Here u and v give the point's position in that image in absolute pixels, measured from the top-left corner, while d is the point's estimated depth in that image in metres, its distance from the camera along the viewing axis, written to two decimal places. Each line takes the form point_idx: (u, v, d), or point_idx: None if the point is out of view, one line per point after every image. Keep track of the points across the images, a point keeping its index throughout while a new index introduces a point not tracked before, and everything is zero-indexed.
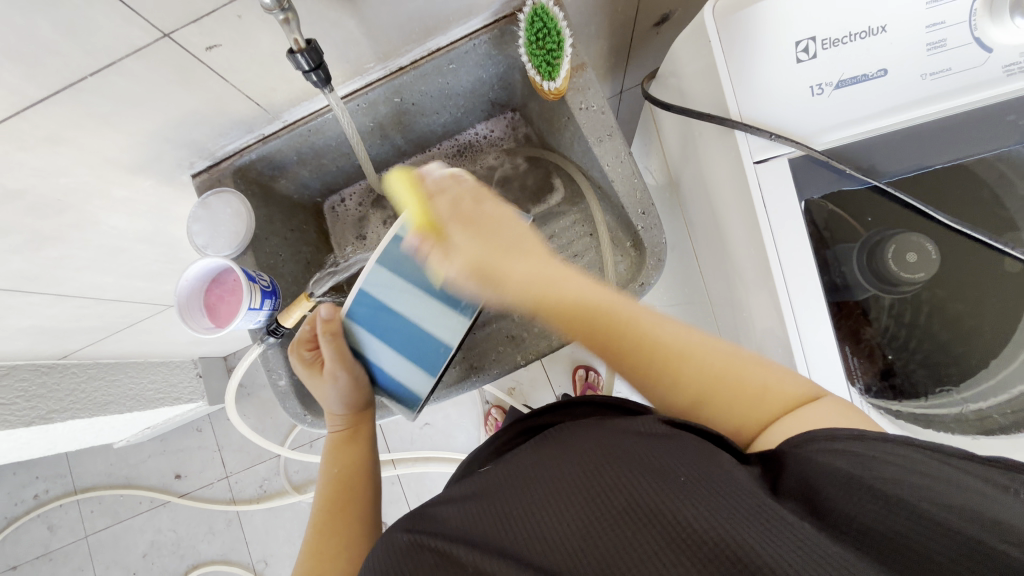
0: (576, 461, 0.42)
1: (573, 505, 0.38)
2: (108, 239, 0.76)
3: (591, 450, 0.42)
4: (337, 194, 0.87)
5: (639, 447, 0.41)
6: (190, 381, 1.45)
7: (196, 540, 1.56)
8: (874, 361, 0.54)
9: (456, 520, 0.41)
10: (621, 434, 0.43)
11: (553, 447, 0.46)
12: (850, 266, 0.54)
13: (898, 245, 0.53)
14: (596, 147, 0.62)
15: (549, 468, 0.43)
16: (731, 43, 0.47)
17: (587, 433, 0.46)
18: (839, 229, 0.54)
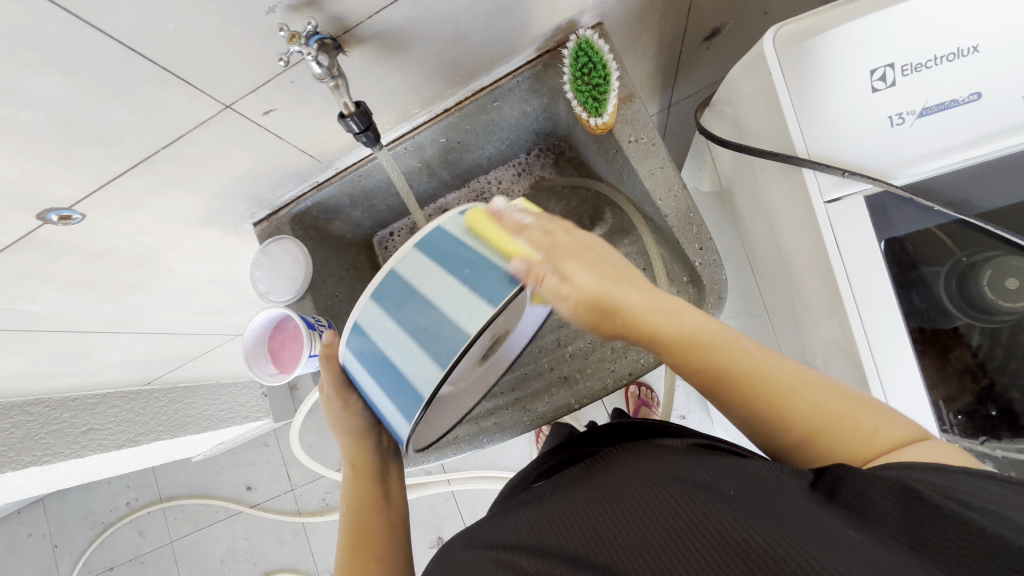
0: (620, 476, 0.41)
1: (620, 513, 0.36)
2: (182, 284, 0.81)
3: (631, 468, 0.41)
4: (386, 229, 0.87)
5: (684, 464, 0.40)
6: (256, 400, 1.54)
7: (267, 549, 1.65)
8: (963, 398, 0.45)
9: (507, 530, 0.41)
10: (667, 453, 0.42)
11: (597, 467, 0.45)
12: (938, 292, 0.46)
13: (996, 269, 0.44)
14: (648, 180, 0.60)
15: (590, 486, 0.41)
16: (794, 76, 0.44)
17: (629, 453, 0.45)
18: (928, 248, 0.45)
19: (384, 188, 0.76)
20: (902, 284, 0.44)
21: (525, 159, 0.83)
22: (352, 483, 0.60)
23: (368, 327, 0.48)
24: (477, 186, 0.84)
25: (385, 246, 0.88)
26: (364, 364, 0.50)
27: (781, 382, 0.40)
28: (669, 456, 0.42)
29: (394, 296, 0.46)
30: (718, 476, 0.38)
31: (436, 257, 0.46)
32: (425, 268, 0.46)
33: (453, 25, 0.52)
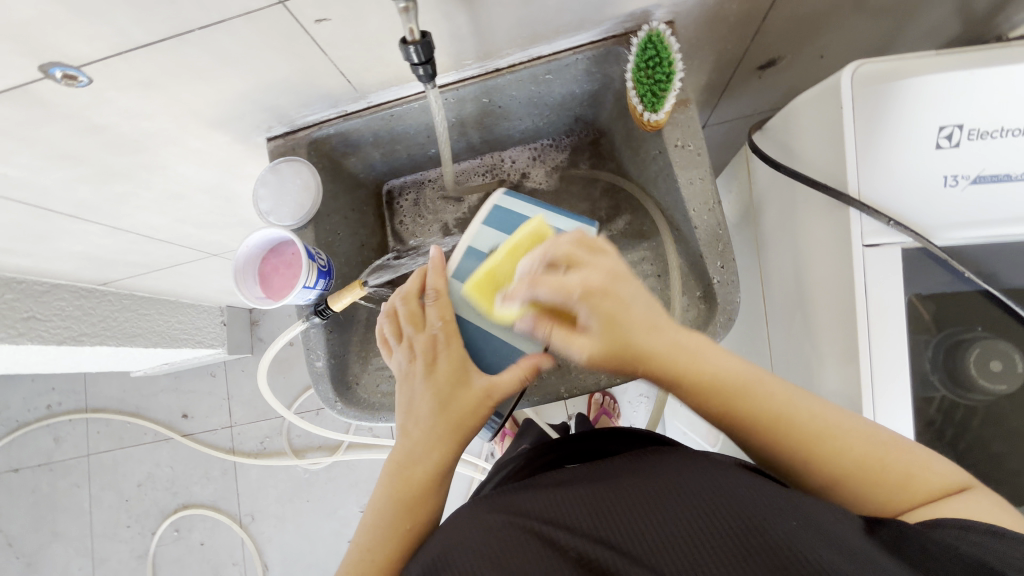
0: (666, 476, 0.42)
1: (667, 511, 0.38)
2: (173, 185, 0.76)
3: (673, 490, 0.40)
4: (399, 179, 0.84)
5: (732, 475, 0.41)
6: (214, 328, 1.47)
7: (191, 482, 1.59)
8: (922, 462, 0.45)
9: (550, 507, 0.41)
10: (711, 473, 0.42)
11: (642, 462, 0.46)
12: (923, 359, 0.45)
13: (980, 351, 0.45)
14: (685, 188, 0.59)
15: (626, 495, 0.41)
16: (865, 115, 0.44)
17: (681, 456, 0.45)
18: (924, 312, 0.45)
19: (412, 135, 0.73)
20: (920, 342, 0.45)
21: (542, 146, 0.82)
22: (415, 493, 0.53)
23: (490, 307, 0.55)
24: (494, 159, 0.83)
25: (393, 198, 0.85)
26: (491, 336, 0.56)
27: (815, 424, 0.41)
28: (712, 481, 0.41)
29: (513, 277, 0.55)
30: (761, 513, 0.36)
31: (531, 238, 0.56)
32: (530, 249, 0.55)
33: None
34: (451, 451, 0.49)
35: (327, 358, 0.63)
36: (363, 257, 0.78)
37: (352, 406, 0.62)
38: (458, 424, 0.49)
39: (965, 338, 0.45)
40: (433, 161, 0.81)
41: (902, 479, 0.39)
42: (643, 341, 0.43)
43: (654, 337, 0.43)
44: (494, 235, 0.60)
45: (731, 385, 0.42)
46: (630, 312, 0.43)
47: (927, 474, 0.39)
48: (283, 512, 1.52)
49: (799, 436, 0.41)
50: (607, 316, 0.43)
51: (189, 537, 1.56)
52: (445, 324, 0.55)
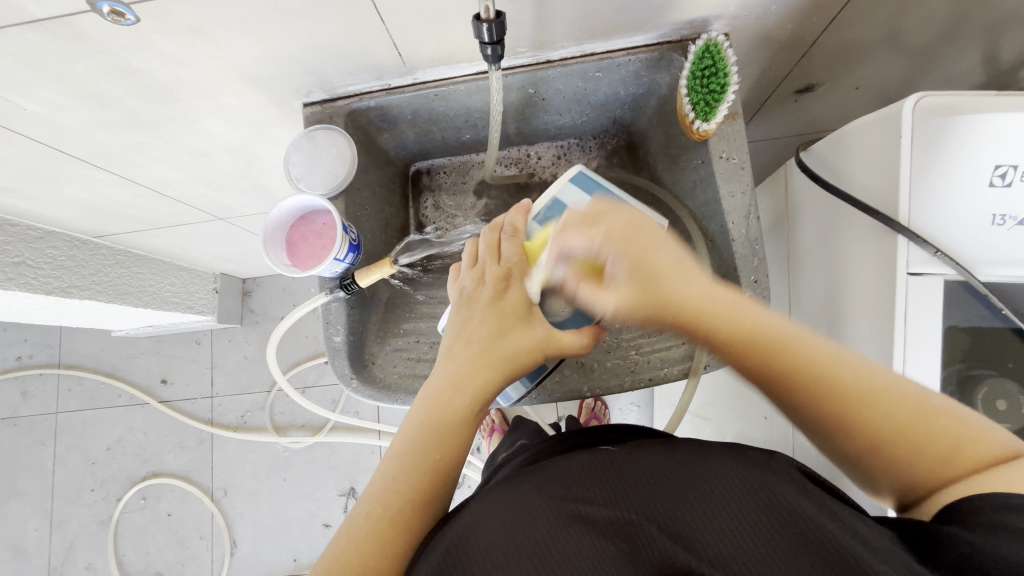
0: (702, 458, 0.44)
1: (705, 496, 0.40)
2: (196, 140, 0.73)
3: (732, 483, 0.41)
4: (428, 161, 0.82)
5: (765, 461, 0.44)
6: (205, 294, 1.42)
7: (163, 450, 1.54)
8: None
9: (582, 496, 0.43)
10: (767, 465, 0.43)
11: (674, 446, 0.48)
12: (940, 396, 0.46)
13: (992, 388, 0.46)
14: (726, 200, 0.59)
15: (685, 488, 0.41)
16: (924, 146, 0.44)
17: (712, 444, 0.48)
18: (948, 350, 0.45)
19: (450, 118, 0.72)
20: (952, 373, 0.46)
21: (575, 144, 0.81)
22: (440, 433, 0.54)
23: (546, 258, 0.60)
24: (523, 153, 0.82)
25: (419, 179, 0.83)
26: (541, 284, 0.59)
27: (857, 386, 0.41)
28: (768, 474, 0.42)
29: None
30: (821, 517, 0.37)
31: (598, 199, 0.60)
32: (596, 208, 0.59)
33: None
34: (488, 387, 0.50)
35: (346, 333, 0.62)
36: (386, 235, 0.76)
37: (368, 385, 0.61)
38: (501, 361, 0.52)
39: (982, 372, 0.46)
40: (466, 146, 0.80)
41: (946, 446, 0.39)
42: (676, 286, 0.45)
43: (688, 287, 0.45)
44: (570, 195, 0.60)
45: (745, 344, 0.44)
46: (657, 257, 0.46)
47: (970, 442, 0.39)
48: (257, 489, 1.48)
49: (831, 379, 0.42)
50: (642, 268, 0.46)
51: (156, 506, 1.51)
52: (518, 261, 0.57)
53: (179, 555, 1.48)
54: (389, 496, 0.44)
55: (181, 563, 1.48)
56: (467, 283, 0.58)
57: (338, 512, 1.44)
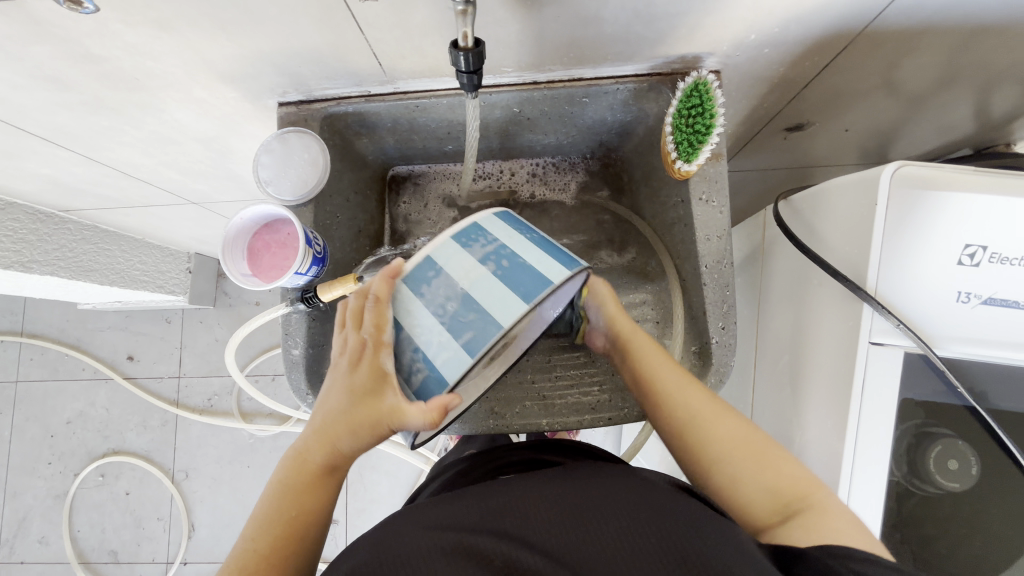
0: (596, 486, 0.42)
1: (594, 521, 0.37)
2: (165, 128, 0.70)
3: (627, 508, 0.39)
4: (408, 166, 0.80)
5: (663, 495, 0.41)
6: (177, 274, 1.39)
7: (125, 428, 1.51)
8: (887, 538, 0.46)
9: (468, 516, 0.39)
10: (658, 494, 0.41)
11: (573, 473, 0.45)
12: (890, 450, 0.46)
13: (942, 448, 0.46)
14: (702, 243, 0.58)
15: (579, 506, 0.39)
16: (898, 215, 0.44)
17: (611, 471, 0.45)
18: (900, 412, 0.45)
19: (432, 129, 0.69)
20: (903, 444, 0.46)
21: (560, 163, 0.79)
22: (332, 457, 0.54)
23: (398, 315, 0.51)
24: (508, 167, 0.80)
25: (397, 185, 0.81)
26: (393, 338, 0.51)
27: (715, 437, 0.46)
28: (667, 506, 0.39)
29: (422, 279, 0.50)
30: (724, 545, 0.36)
31: (461, 240, 0.51)
32: (452, 249, 0.50)
33: (595, 7, 0.48)
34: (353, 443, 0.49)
35: (305, 347, 0.60)
36: (358, 243, 0.74)
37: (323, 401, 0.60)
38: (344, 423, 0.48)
39: (938, 430, 0.46)
40: (448, 156, 0.77)
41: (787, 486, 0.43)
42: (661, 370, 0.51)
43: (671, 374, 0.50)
44: (454, 247, 0.51)
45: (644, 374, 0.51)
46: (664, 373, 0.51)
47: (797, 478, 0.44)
48: (220, 475, 1.46)
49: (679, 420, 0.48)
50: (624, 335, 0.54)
51: (114, 484, 1.48)
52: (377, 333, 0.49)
53: (135, 534, 1.46)
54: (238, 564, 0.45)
55: (137, 542, 1.46)
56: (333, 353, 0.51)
57: None
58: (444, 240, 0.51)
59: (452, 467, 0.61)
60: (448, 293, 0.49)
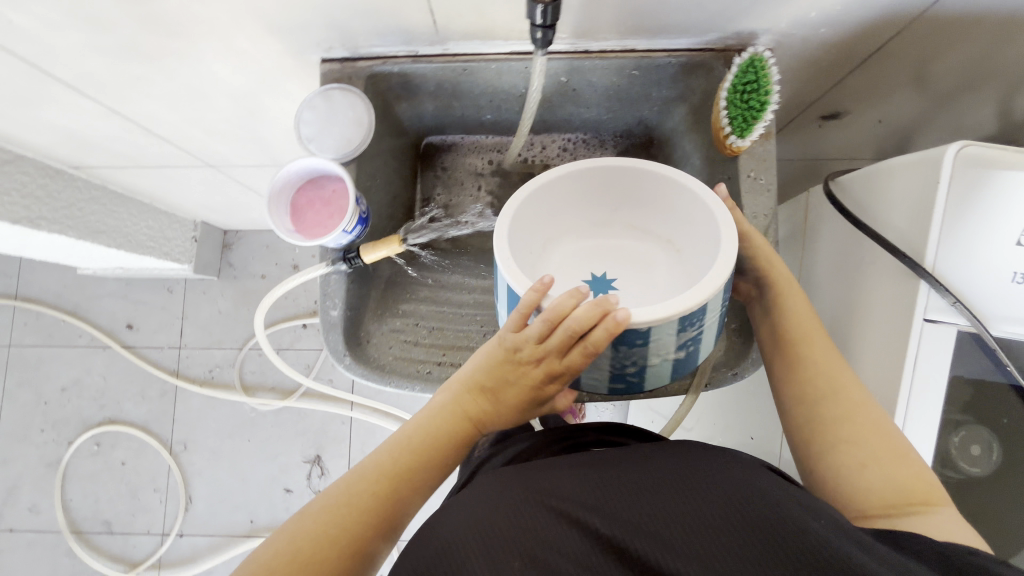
0: (688, 466, 0.45)
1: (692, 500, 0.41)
2: (199, 81, 0.68)
3: (707, 480, 0.43)
4: (442, 136, 0.79)
5: (753, 472, 0.44)
6: (183, 242, 1.36)
7: (123, 397, 1.48)
8: None
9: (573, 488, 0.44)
10: (742, 466, 0.45)
11: (664, 450, 0.48)
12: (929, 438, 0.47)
13: (985, 426, 0.47)
14: (748, 221, 0.59)
15: (661, 476, 0.44)
16: (958, 195, 0.44)
17: (700, 449, 0.48)
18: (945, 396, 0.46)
19: (474, 96, 0.68)
20: (949, 418, 0.47)
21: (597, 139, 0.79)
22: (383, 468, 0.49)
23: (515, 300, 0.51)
24: (544, 141, 0.79)
25: (430, 154, 0.79)
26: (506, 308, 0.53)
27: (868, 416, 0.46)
28: (744, 477, 0.43)
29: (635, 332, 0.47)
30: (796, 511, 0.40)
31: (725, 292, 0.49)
32: (711, 307, 0.48)
33: None
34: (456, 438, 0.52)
35: (344, 308, 0.59)
36: (392, 209, 0.73)
37: (361, 363, 0.59)
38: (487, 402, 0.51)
39: (980, 410, 0.47)
40: (485, 126, 0.76)
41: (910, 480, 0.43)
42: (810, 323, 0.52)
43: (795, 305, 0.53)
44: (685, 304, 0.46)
45: (802, 329, 0.52)
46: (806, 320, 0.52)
47: (914, 472, 0.44)
48: (219, 448, 1.44)
49: (826, 377, 0.49)
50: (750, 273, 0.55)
51: (110, 454, 1.46)
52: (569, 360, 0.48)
53: (130, 505, 1.44)
54: (361, 489, 0.48)
55: (132, 513, 1.43)
56: (503, 329, 0.50)
57: (301, 479, 1.41)
58: (688, 301, 0.46)
59: (535, 437, 0.62)
60: (648, 352, 0.49)
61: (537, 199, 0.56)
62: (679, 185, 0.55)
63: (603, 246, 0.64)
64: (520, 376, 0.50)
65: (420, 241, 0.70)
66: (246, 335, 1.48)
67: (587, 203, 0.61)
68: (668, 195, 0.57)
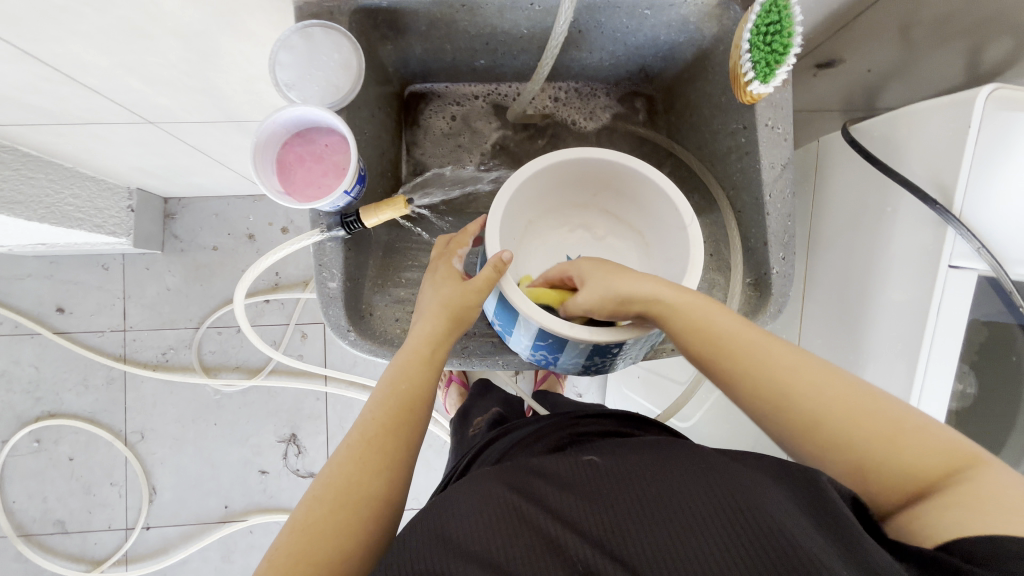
0: (696, 468, 0.41)
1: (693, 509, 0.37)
2: (137, 15, 0.57)
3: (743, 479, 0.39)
4: (428, 84, 0.71)
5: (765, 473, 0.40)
6: (118, 212, 1.20)
7: (62, 388, 1.33)
8: None
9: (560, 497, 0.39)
10: (791, 465, 0.41)
11: (671, 451, 0.44)
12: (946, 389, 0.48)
13: (994, 369, 0.49)
14: (766, 172, 0.57)
15: (692, 475, 0.40)
16: (987, 139, 0.45)
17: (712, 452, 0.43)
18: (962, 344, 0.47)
19: (469, 37, 0.61)
20: (964, 360, 0.48)
21: (594, 89, 0.74)
22: (344, 473, 0.46)
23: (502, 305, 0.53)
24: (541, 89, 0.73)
25: (414, 105, 0.72)
26: (495, 310, 0.55)
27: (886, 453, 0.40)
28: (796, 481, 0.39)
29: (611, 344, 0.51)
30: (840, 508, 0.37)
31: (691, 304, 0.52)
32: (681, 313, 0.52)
33: None
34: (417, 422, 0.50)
35: (343, 280, 0.54)
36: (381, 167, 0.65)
37: (367, 338, 0.55)
38: (406, 407, 0.50)
39: (992, 352, 0.49)
40: (476, 74, 0.70)
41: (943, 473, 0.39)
42: (781, 360, 0.45)
43: (778, 352, 0.45)
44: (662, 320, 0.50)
45: (694, 318, 0.47)
46: (779, 361, 0.45)
47: (921, 443, 0.40)
48: (181, 434, 1.34)
49: (752, 380, 0.45)
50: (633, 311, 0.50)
51: (54, 450, 1.33)
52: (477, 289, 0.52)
53: (84, 502, 1.33)
54: (326, 500, 0.44)
55: (88, 510, 1.32)
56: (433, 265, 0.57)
57: (277, 459, 1.35)
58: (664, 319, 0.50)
59: (537, 424, 0.59)
60: (626, 352, 0.53)
61: (521, 194, 0.56)
62: (658, 202, 0.55)
63: (586, 228, 0.64)
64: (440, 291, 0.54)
65: (427, 202, 0.69)
66: (202, 313, 1.35)
67: (572, 187, 0.60)
68: (651, 201, 0.57)
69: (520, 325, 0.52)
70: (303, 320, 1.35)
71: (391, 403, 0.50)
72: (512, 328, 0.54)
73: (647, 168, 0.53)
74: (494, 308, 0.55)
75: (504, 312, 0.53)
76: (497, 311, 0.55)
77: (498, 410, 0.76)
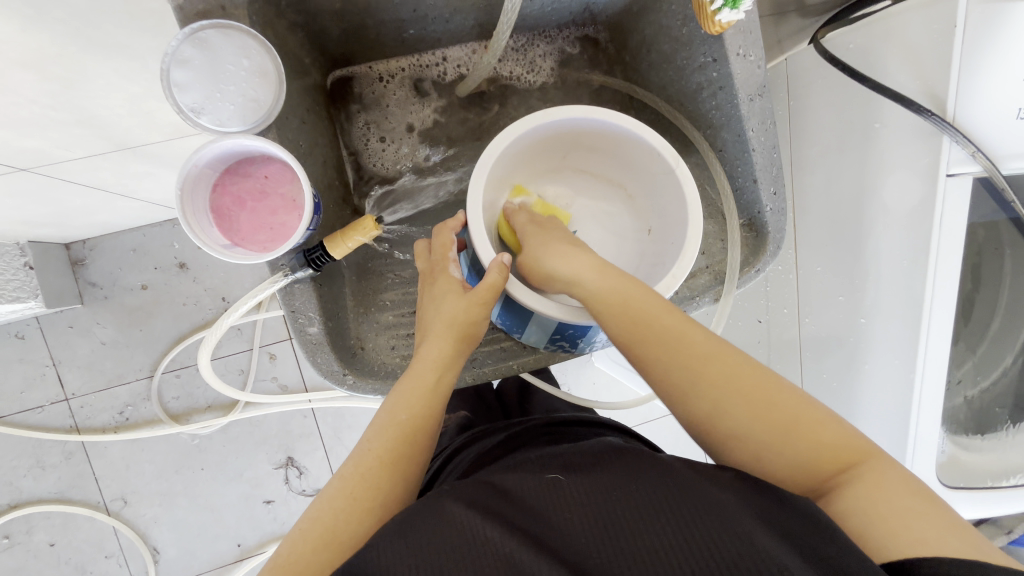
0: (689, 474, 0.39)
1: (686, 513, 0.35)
2: None
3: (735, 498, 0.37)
4: (353, 67, 0.62)
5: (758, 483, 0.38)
6: (15, 274, 1.03)
7: (16, 476, 1.20)
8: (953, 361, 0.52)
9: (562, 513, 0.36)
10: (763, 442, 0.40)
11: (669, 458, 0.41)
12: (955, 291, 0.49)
13: (992, 263, 0.50)
14: (745, 105, 0.53)
15: (684, 490, 0.37)
16: (973, 37, 0.44)
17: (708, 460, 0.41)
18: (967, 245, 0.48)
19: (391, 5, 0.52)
20: (967, 262, 0.49)
21: (537, 38, 0.66)
22: (326, 515, 0.41)
23: (510, 308, 0.51)
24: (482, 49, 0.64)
25: (343, 96, 0.62)
26: (502, 315, 0.52)
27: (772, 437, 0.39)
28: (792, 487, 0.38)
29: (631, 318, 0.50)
30: (821, 511, 0.36)
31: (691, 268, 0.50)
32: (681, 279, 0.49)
33: None
34: (407, 452, 0.45)
35: (323, 321, 0.47)
36: (329, 177, 0.57)
37: (367, 378, 0.49)
38: (411, 438, 0.45)
39: (989, 246, 0.50)
40: (405, 45, 0.60)
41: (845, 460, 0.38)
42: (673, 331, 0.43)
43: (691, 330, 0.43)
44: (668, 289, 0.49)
45: (611, 294, 0.45)
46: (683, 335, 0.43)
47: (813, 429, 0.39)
48: (168, 488, 1.25)
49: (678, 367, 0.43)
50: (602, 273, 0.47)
51: (29, 540, 1.21)
52: (475, 300, 0.48)
53: None
54: (306, 544, 0.40)
55: None
56: (423, 273, 0.52)
57: (278, 486, 1.28)
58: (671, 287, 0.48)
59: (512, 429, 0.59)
60: None
61: (495, 172, 0.52)
62: (643, 153, 0.52)
63: (566, 192, 0.61)
64: (431, 302, 0.50)
65: (397, 218, 0.64)
66: (151, 359, 1.22)
67: (542, 154, 0.56)
68: (632, 153, 0.54)
69: (532, 323, 0.50)
70: (266, 341, 1.25)
71: (390, 434, 0.45)
72: (523, 328, 0.52)
73: (616, 116, 0.50)
74: (498, 312, 0.53)
75: (513, 314, 0.51)
76: (505, 315, 0.52)
77: (467, 412, 0.73)
